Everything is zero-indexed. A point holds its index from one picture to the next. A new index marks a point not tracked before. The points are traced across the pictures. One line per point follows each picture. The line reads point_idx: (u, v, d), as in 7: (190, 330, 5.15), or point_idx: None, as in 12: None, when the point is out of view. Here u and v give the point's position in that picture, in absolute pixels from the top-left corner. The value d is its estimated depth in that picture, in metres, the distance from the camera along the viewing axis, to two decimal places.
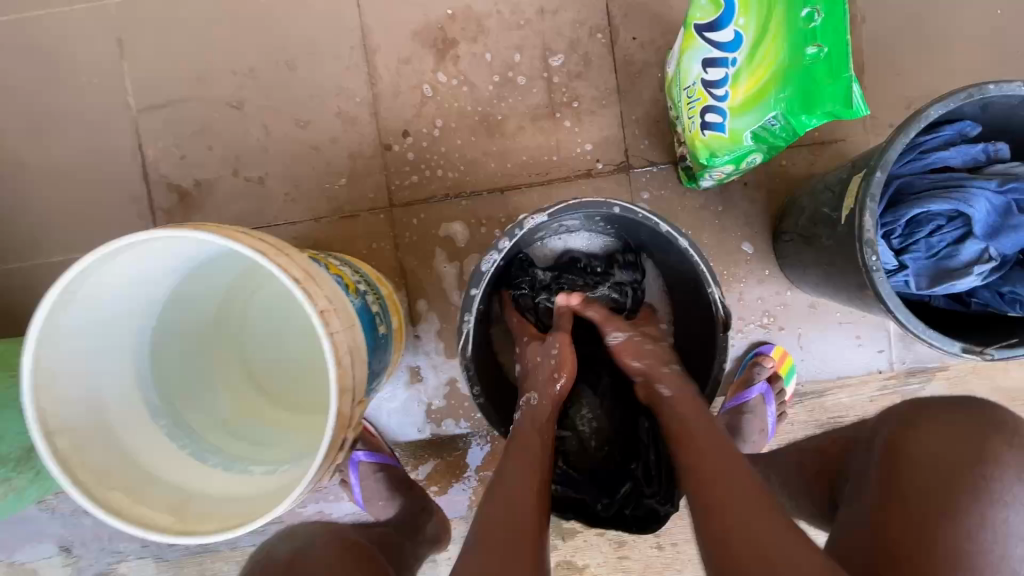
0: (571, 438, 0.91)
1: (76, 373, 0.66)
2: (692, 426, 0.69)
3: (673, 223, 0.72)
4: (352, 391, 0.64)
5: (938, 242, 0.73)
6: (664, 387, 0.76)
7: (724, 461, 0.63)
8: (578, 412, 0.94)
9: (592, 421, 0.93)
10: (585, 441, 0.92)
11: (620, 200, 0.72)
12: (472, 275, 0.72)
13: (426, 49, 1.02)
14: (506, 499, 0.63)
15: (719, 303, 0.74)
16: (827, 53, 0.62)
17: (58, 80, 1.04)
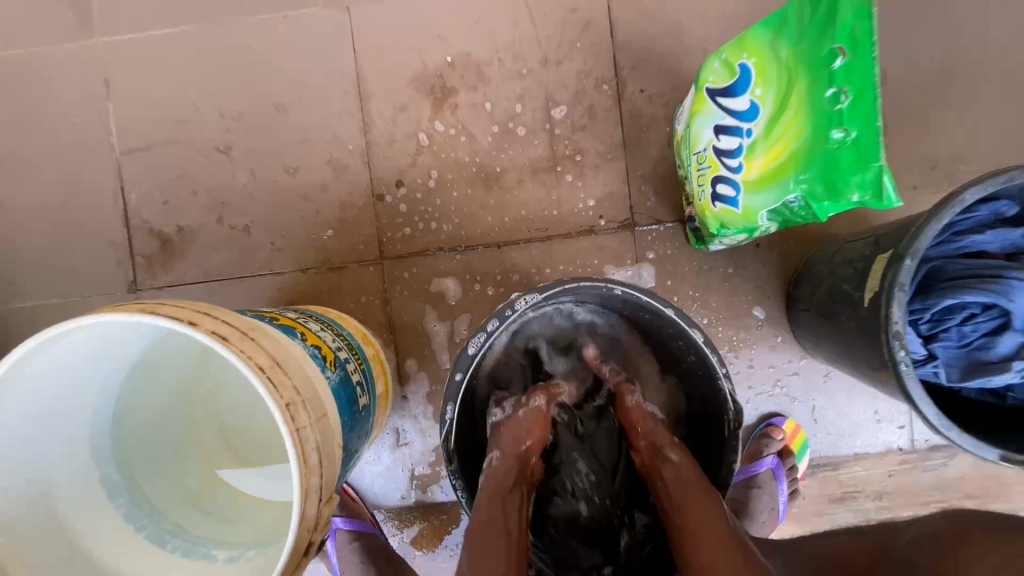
0: (565, 502, 0.79)
1: (20, 461, 0.60)
2: (687, 485, 0.66)
3: (679, 309, 0.68)
4: (318, 491, 0.57)
5: (971, 331, 0.66)
6: (673, 453, 0.69)
7: (710, 529, 0.62)
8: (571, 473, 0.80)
9: (587, 474, 0.80)
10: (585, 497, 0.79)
11: (621, 281, 0.68)
12: (458, 358, 0.68)
13: (424, 97, 0.97)
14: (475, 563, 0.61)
15: (729, 397, 0.69)
16: (855, 138, 0.54)
17: (39, 120, 1.00)
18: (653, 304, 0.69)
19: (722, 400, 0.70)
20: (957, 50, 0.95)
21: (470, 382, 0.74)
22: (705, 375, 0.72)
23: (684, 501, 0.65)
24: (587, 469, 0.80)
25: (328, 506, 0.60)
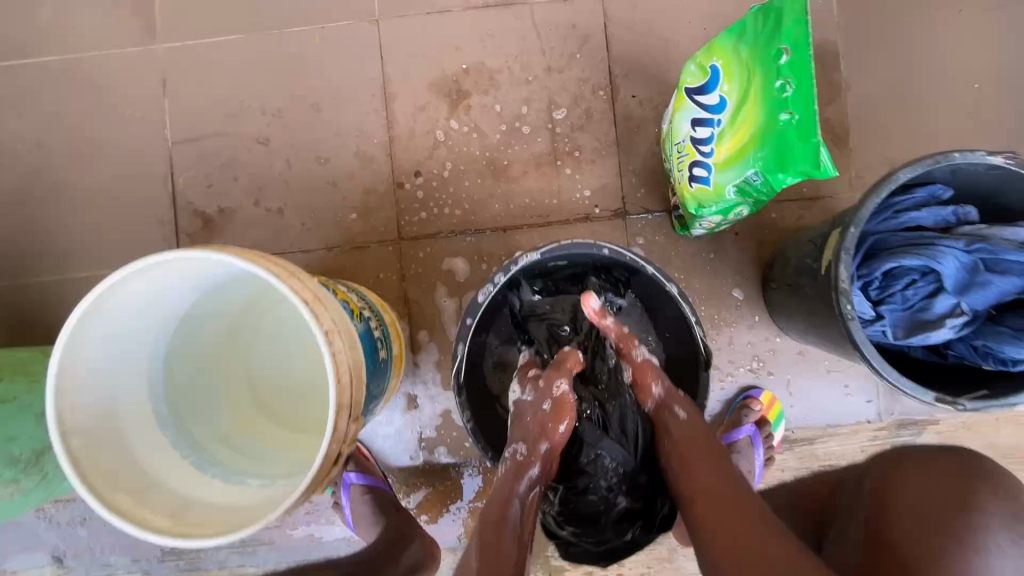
0: (596, 495, 0.84)
1: (95, 380, 0.70)
2: (696, 440, 0.76)
3: (658, 267, 0.79)
4: (348, 408, 0.68)
5: (913, 295, 0.76)
6: (680, 410, 0.78)
7: (724, 478, 0.72)
8: (598, 463, 0.84)
9: (614, 465, 0.84)
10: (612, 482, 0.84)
11: (608, 243, 0.79)
12: (468, 304, 0.78)
13: (441, 98, 1.11)
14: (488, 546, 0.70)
15: (702, 342, 0.80)
16: (798, 120, 0.65)
17: (103, 112, 1.14)
18: (636, 263, 0.80)
19: (697, 347, 0.81)
20: (911, 65, 1.08)
21: (478, 332, 0.85)
22: (682, 325, 0.84)
23: (688, 448, 0.75)
24: (611, 461, 0.84)
25: (355, 425, 0.71)
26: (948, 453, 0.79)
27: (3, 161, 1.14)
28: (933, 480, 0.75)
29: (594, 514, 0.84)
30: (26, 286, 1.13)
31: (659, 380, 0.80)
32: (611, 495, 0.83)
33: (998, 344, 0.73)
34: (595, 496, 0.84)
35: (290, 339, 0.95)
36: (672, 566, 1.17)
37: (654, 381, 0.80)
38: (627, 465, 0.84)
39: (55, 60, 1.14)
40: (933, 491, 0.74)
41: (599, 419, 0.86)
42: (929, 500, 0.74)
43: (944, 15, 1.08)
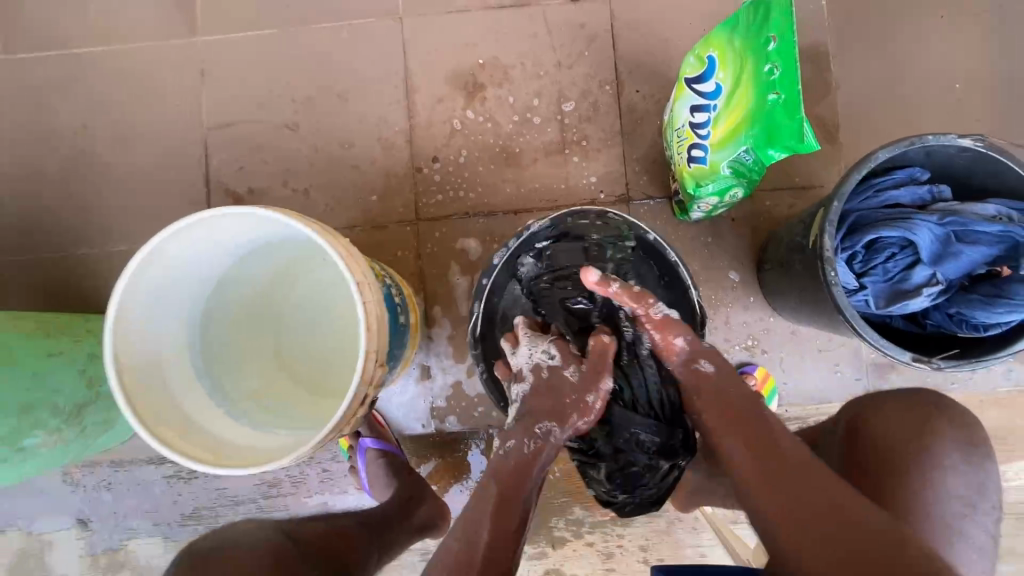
0: (639, 465, 0.87)
1: (144, 327, 0.77)
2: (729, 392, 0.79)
3: (660, 234, 0.89)
4: (375, 353, 0.75)
5: (893, 267, 0.83)
6: (707, 363, 0.81)
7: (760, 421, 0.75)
8: (635, 439, 0.86)
9: (651, 437, 0.86)
10: (651, 450, 0.86)
11: (614, 209, 0.90)
12: (485, 266, 0.91)
13: (459, 91, 1.19)
14: (499, 512, 0.74)
15: (697, 305, 0.89)
16: (783, 100, 0.73)
17: (144, 99, 1.22)
18: (638, 231, 0.91)
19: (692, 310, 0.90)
20: (896, 66, 1.16)
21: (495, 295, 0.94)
22: (676, 290, 0.93)
23: (724, 400, 0.78)
24: (648, 434, 0.86)
25: (379, 371, 0.78)
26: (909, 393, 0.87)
27: (50, 143, 1.22)
28: (903, 415, 0.84)
29: (640, 479, 0.88)
30: (67, 258, 1.21)
31: (680, 336, 0.82)
32: (655, 461, 0.86)
33: (969, 310, 0.80)
34: (642, 466, 0.87)
35: (318, 306, 0.99)
36: (669, 539, 1.21)
37: (676, 337, 0.82)
38: (661, 433, 0.86)
39: (102, 50, 1.23)
40: (903, 425, 0.83)
41: (630, 397, 0.88)
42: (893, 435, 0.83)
43: (928, 20, 1.16)
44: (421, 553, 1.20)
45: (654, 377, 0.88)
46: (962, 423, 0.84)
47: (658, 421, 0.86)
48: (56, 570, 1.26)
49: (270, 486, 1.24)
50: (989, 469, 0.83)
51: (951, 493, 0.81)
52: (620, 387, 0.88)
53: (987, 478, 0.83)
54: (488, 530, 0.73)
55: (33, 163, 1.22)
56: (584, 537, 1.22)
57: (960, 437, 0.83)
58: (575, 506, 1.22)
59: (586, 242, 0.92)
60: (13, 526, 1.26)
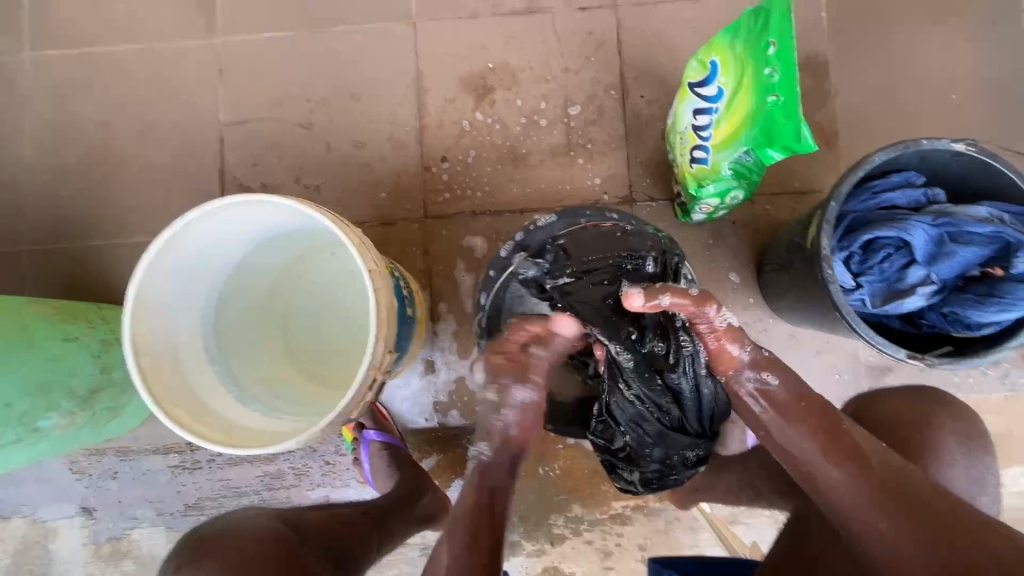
0: (677, 467, 0.95)
1: (161, 309, 0.80)
2: (811, 399, 0.80)
3: (661, 231, 0.90)
4: (383, 339, 0.77)
5: (889, 267, 0.85)
6: (773, 378, 0.81)
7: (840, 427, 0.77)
8: (677, 450, 0.92)
9: (690, 450, 0.93)
10: (688, 459, 0.94)
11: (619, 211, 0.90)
12: (491, 259, 0.93)
13: (468, 93, 1.23)
14: (471, 519, 0.82)
15: None
16: (783, 101, 0.76)
17: (163, 95, 1.26)
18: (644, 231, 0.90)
19: None
20: (894, 76, 1.19)
21: (509, 291, 0.93)
22: None
23: (805, 412, 0.79)
24: (691, 450, 0.93)
25: (387, 356, 0.79)
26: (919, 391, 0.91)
27: (71, 137, 1.26)
28: (906, 407, 0.88)
29: (671, 474, 0.97)
30: (83, 248, 1.24)
31: (744, 346, 0.81)
32: (692, 464, 0.95)
33: (962, 309, 0.82)
34: (680, 467, 0.95)
35: (327, 298, 1.01)
36: (667, 539, 1.22)
37: (734, 349, 0.81)
38: (701, 447, 0.93)
39: (124, 48, 1.27)
40: (905, 416, 0.88)
41: (676, 416, 0.89)
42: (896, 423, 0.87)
43: (925, 32, 1.20)
44: (421, 547, 1.21)
45: (707, 392, 0.87)
46: (961, 414, 0.88)
47: (697, 434, 0.92)
48: (60, 557, 1.27)
49: (273, 478, 1.25)
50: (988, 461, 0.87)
51: (949, 482, 0.84)
52: (666, 400, 0.88)
53: (986, 471, 0.86)
54: (461, 536, 0.80)
55: (54, 156, 1.25)
56: (583, 534, 1.22)
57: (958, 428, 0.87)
58: (573, 503, 1.23)
59: (619, 235, 0.89)
60: (18, 513, 1.28)
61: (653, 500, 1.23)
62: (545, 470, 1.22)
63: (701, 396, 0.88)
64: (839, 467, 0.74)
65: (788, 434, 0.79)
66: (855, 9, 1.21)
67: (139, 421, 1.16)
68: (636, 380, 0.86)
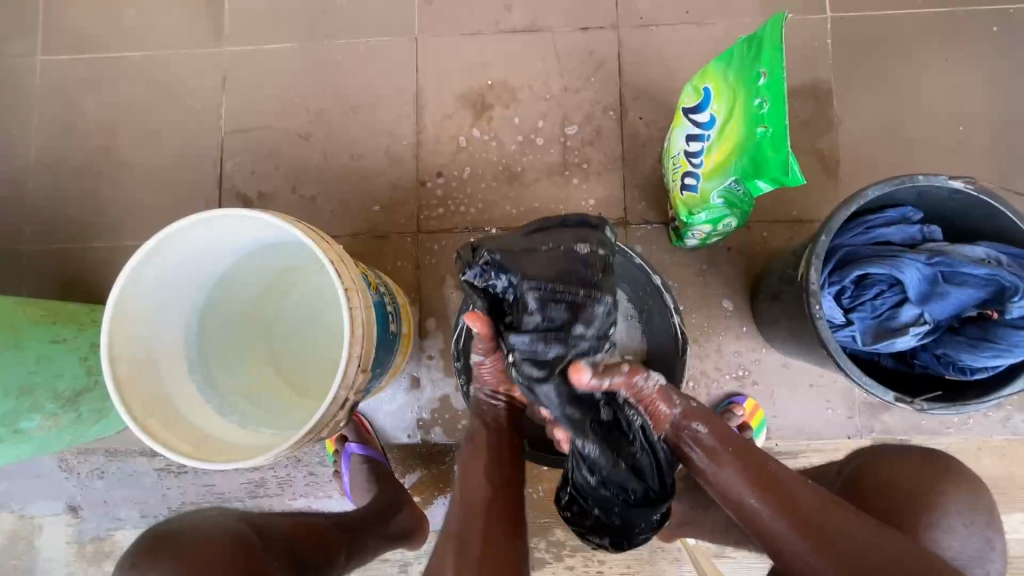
0: (642, 530, 0.87)
1: (142, 316, 0.80)
2: (741, 443, 0.78)
3: (644, 257, 0.91)
4: (358, 357, 0.77)
5: (881, 304, 0.83)
6: (700, 425, 0.79)
7: (787, 477, 0.74)
8: (638, 517, 0.84)
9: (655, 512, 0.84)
10: (655, 518, 0.85)
11: None
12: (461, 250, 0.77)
13: (466, 109, 1.23)
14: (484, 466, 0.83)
15: (679, 329, 0.91)
16: (771, 133, 0.74)
17: (168, 102, 1.28)
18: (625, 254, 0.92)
19: (676, 335, 0.93)
20: (899, 104, 1.17)
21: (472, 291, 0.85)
22: (661, 313, 0.95)
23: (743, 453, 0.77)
24: (655, 513, 0.84)
25: (361, 375, 0.79)
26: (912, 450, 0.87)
27: (77, 141, 1.28)
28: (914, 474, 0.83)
29: (637, 536, 0.88)
30: (83, 249, 1.26)
31: (674, 406, 0.80)
32: (655, 523, 0.86)
33: (955, 351, 0.80)
34: (642, 526, 0.86)
35: (313, 311, 1.01)
36: (651, 568, 1.19)
37: (664, 408, 0.80)
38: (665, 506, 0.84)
39: (133, 55, 1.30)
40: (908, 476, 0.83)
41: (638, 490, 0.82)
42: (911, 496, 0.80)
43: (932, 63, 1.17)
44: (400, 564, 1.20)
45: (661, 454, 0.82)
46: (965, 486, 0.82)
47: (659, 496, 0.82)
48: (45, 555, 1.28)
49: (256, 486, 1.24)
50: (995, 541, 0.79)
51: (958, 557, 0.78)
52: (630, 480, 0.81)
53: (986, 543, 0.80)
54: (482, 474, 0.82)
55: (60, 158, 1.28)
56: (564, 560, 1.20)
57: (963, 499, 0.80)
58: (555, 528, 1.20)
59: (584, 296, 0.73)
60: (7, 508, 1.29)
61: None
62: (529, 491, 1.20)
63: (657, 459, 0.82)
64: (781, 526, 0.70)
65: (721, 477, 0.76)
66: (861, 37, 1.19)
67: (124, 426, 1.17)
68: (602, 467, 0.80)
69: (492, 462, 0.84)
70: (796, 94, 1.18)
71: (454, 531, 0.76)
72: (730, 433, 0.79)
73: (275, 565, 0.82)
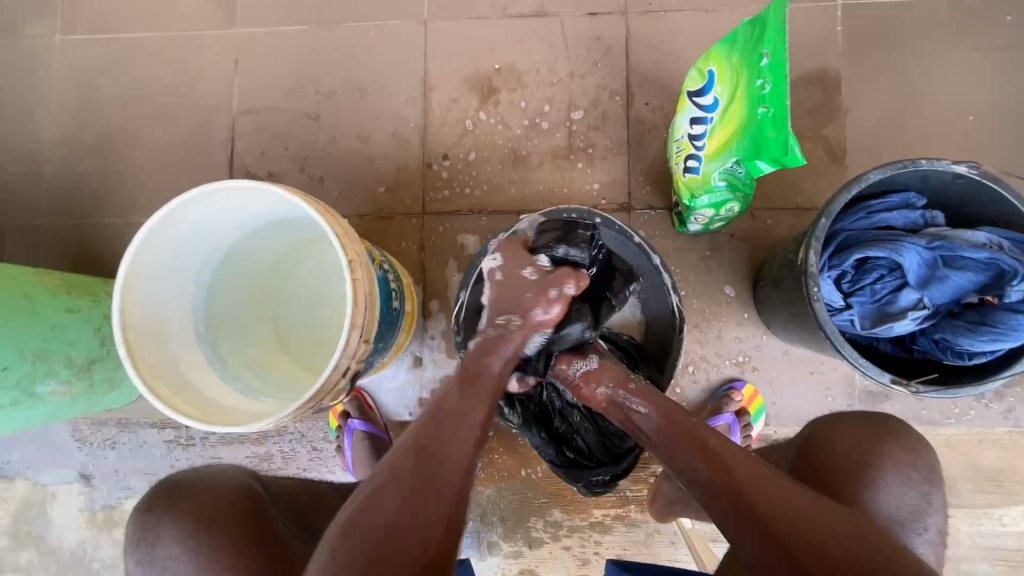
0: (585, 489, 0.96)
1: (154, 285, 0.83)
2: (684, 420, 0.75)
3: (644, 237, 0.91)
4: (360, 329, 0.79)
5: (881, 288, 0.83)
6: (639, 405, 0.79)
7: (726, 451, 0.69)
8: (574, 477, 0.95)
9: (593, 473, 0.94)
10: (597, 477, 0.94)
11: (600, 212, 0.91)
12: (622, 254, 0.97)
13: (473, 93, 1.24)
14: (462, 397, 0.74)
15: (677, 309, 0.93)
16: (773, 114, 0.75)
17: (181, 82, 1.31)
18: (624, 231, 0.92)
19: (674, 314, 0.94)
20: (908, 92, 1.16)
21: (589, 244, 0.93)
22: (660, 294, 0.97)
23: (685, 428, 0.74)
24: (592, 473, 0.94)
25: (363, 346, 0.81)
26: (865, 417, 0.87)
27: (93, 119, 1.31)
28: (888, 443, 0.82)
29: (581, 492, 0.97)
30: (97, 224, 1.29)
31: (603, 385, 0.83)
32: (594, 481, 0.94)
33: (954, 336, 0.80)
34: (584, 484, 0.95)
35: (318, 287, 1.03)
36: (647, 551, 1.20)
37: (599, 387, 0.83)
38: (603, 470, 0.94)
39: (148, 36, 1.32)
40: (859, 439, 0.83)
41: (563, 460, 0.97)
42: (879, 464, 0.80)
43: (943, 52, 1.16)
44: None
45: (592, 432, 0.99)
46: (911, 447, 0.82)
47: (589, 462, 0.97)
48: (57, 521, 1.32)
49: (261, 460, 1.27)
50: (935, 496, 0.80)
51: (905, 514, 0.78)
52: (553, 450, 0.97)
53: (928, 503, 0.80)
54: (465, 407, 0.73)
55: (77, 136, 1.31)
56: (561, 540, 1.21)
57: (906, 457, 0.81)
58: (553, 508, 1.22)
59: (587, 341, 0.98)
60: (21, 475, 1.33)
61: (634, 511, 1.21)
62: (528, 471, 1.22)
63: (586, 433, 0.99)
64: (715, 497, 0.66)
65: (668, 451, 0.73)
66: (871, 25, 1.18)
67: (134, 398, 1.20)
68: (533, 428, 0.98)
69: (472, 432, 0.71)
70: (804, 82, 1.18)
71: (415, 510, 0.61)
72: (675, 412, 0.77)
73: (281, 518, 0.85)
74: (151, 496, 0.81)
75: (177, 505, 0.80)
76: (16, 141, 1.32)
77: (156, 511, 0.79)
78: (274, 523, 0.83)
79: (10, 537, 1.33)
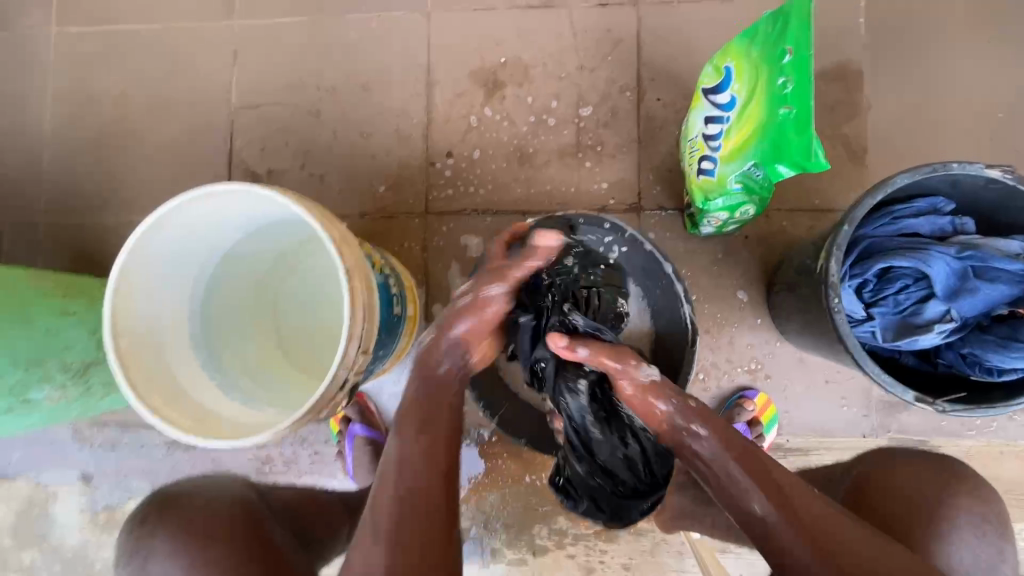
0: (619, 512, 0.84)
1: (148, 290, 0.80)
2: (741, 443, 0.72)
3: (655, 244, 0.91)
4: (359, 340, 0.76)
5: (905, 299, 0.79)
6: (698, 424, 0.73)
7: (791, 483, 0.69)
8: (618, 495, 0.82)
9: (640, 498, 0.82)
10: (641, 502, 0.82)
11: (610, 218, 0.93)
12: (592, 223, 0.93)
13: (478, 88, 1.20)
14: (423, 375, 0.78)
15: (689, 320, 0.91)
16: (795, 114, 0.70)
17: (179, 76, 1.27)
18: (636, 237, 0.92)
19: (685, 326, 0.93)
20: (934, 87, 1.11)
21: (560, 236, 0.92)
22: (672, 303, 0.94)
23: (745, 454, 0.71)
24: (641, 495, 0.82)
25: (363, 357, 0.79)
26: (928, 460, 0.82)
27: (90, 114, 1.28)
28: (910, 474, 0.80)
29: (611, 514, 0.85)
30: (95, 222, 1.26)
31: (669, 402, 0.74)
32: (637, 506, 0.83)
33: (983, 351, 0.76)
34: (623, 505, 0.83)
35: (317, 288, 1.00)
36: (654, 560, 1.17)
37: (659, 402, 0.74)
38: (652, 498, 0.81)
39: (145, 28, 1.28)
40: (914, 482, 0.79)
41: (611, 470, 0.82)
42: (904, 498, 0.78)
43: (972, 45, 1.11)
44: None
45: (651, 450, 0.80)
46: (982, 497, 0.78)
47: (643, 485, 0.81)
48: (59, 521, 1.32)
49: (263, 463, 1.25)
50: (1006, 551, 0.76)
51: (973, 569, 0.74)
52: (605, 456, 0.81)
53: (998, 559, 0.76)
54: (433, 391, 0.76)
55: (74, 131, 1.28)
56: (566, 548, 1.19)
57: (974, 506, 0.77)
58: (558, 516, 1.19)
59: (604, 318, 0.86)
60: (23, 475, 1.32)
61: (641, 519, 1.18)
62: (532, 478, 1.19)
63: (645, 452, 0.80)
64: (778, 530, 0.67)
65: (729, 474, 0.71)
66: (896, 16, 1.12)
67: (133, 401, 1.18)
68: (591, 420, 0.79)
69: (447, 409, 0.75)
70: (824, 77, 1.12)
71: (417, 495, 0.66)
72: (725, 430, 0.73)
73: (278, 532, 0.82)
74: (143, 511, 0.79)
75: (171, 518, 0.77)
76: (13, 136, 1.29)
77: (149, 524, 0.77)
78: (271, 536, 0.81)
79: (12, 536, 1.33)
